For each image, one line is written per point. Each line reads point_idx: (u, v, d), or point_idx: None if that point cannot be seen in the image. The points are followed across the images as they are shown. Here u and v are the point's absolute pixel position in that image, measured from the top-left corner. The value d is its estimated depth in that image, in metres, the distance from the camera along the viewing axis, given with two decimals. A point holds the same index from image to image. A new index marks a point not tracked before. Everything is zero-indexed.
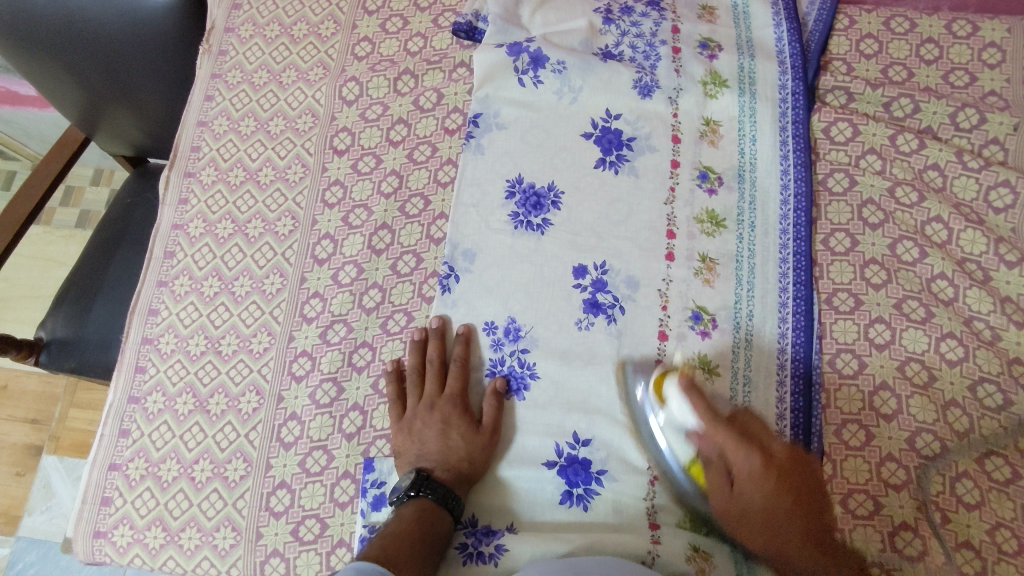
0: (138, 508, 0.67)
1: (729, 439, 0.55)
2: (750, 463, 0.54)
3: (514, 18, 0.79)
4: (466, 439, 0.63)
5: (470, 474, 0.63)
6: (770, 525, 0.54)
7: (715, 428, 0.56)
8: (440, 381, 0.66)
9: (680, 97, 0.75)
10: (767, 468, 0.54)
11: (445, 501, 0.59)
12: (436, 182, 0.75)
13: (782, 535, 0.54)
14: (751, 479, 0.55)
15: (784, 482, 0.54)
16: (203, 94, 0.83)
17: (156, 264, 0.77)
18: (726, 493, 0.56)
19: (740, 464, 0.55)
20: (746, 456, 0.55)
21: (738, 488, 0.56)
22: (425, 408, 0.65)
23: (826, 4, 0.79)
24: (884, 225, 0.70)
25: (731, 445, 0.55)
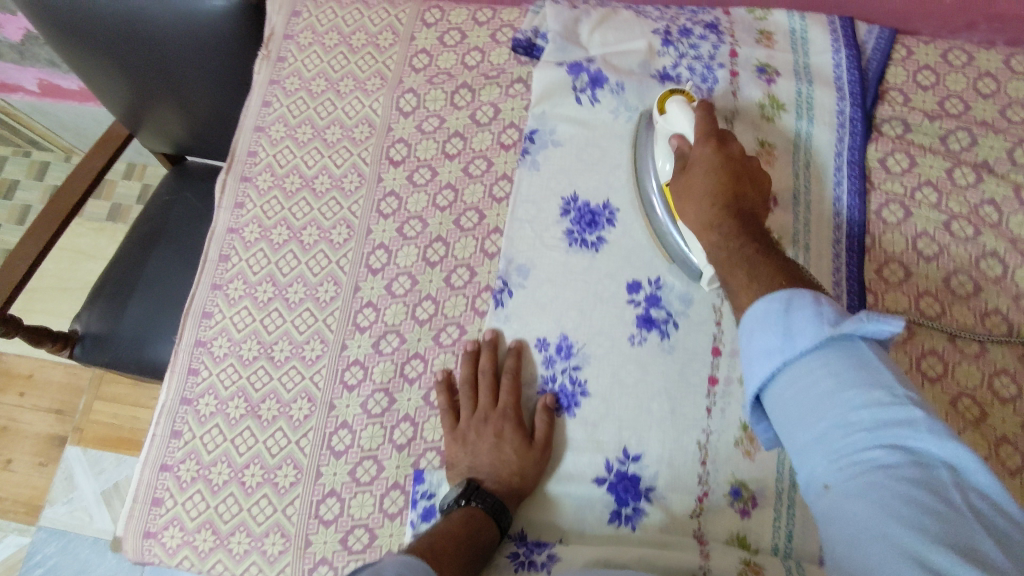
0: (189, 511, 0.67)
1: (702, 118, 0.64)
2: (704, 165, 0.60)
3: (573, 37, 0.79)
4: (518, 453, 0.63)
5: (521, 487, 0.63)
6: (708, 211, 0.59)
7: (700, 122, 0.63)
8: (493, 393, 0.66)
9: (736, 119, 0.75)
10: (721, 168, 0.60)
11: (494, 509, 0.59)
12: (490, 197, 0.76)
13: (720, 233, 0.57)
14: (704, 235, 0.58)
15: (723, 173, 0.60)
16: (261, 99, 0.84)
17: (210, 267, 0.77)
18: (683, 196, 0.61)
19: (698, 178, 0.60)
20: (704, 145, 0.62)
21: (690, 230, 0.61)
22: (479, 419, 0.65)
23: (883, 33, 0.80)
24: (938, 258, 0.70)
25: (700, 137, 0.63)
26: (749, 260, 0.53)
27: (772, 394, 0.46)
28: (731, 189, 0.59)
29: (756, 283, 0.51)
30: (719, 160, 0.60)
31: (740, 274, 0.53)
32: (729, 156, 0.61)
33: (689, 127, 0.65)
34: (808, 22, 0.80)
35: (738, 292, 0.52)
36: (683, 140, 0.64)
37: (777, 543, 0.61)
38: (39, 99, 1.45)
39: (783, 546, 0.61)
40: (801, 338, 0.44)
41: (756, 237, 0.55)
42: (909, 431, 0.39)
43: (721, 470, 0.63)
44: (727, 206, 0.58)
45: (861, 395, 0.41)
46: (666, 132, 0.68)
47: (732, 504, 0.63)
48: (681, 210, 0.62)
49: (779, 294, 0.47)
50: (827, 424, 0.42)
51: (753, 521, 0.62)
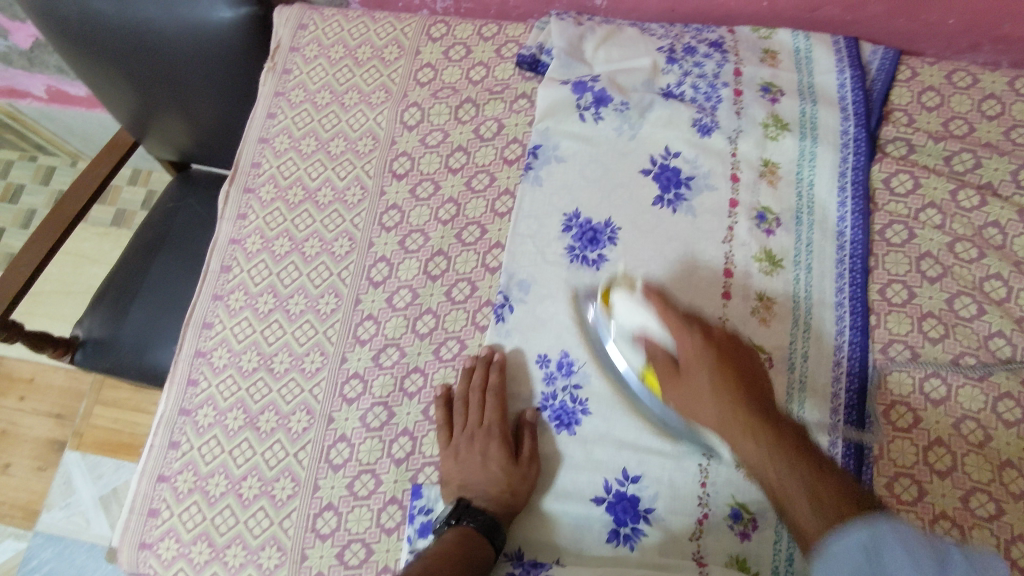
0: (185, 522, 0.67)
1: (673, 320, 0.60)
2: (704, 366, 0.58)
3: (578, 53, 0.79)
4: (506, 470, 0.62)
5: (511, 504, 0.62)
6: (722, 405, 0.57)
7: (663, 312, 0.61)
8: (480, 410, 0.66)
9: (740, 138, 0.76)
10: (720, 365, 0.58)
11: (486, 528, 0.59)
12: (493, 211, 0.76)
13: (754, 431, 0.55)
14: (727, 413, 0.57)
15: (724, 360, 0.58)
16: (266, 111, 0.84)
17: (213, 277, 0.77)
18: (688, 395, 0.59)
19: (699, 381, 0.58)
20: (689, 336, 0.60)
21: (698, 409, 0.59)
22: (469, 436, 0.65)
23: (888, 53, 0.80)
24: (942, 279, 0.69)
25: (675, 327, 0.60)
26: (779, 468, 0.54)
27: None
28: (733, 371, 0.58)
29: (822, 505, 0.51)
30: (713, 344, 0.59)
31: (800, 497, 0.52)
32: (710, 336, 0.60)
33: (654, 321, 0.61)
34: (813, 42, 0.80)
35: (784, 501, 0.54)
36: (654, 344, 0.61)
37: (776, 565, 0.61)
38: (47, 105, 1.46)
39: (783, 569, 0.61)
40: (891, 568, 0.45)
41: (762, 408, 0.57)
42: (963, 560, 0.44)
43: (721, 492, 0.63)
44: (734, 383, 0.58)
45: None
46: (620, 326, 0.64)
47: (732, 527, 0.62)
48: (685, 407, 0.60)
49: (851, 523, 0.49)
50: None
51: (753, 544, 0.61)
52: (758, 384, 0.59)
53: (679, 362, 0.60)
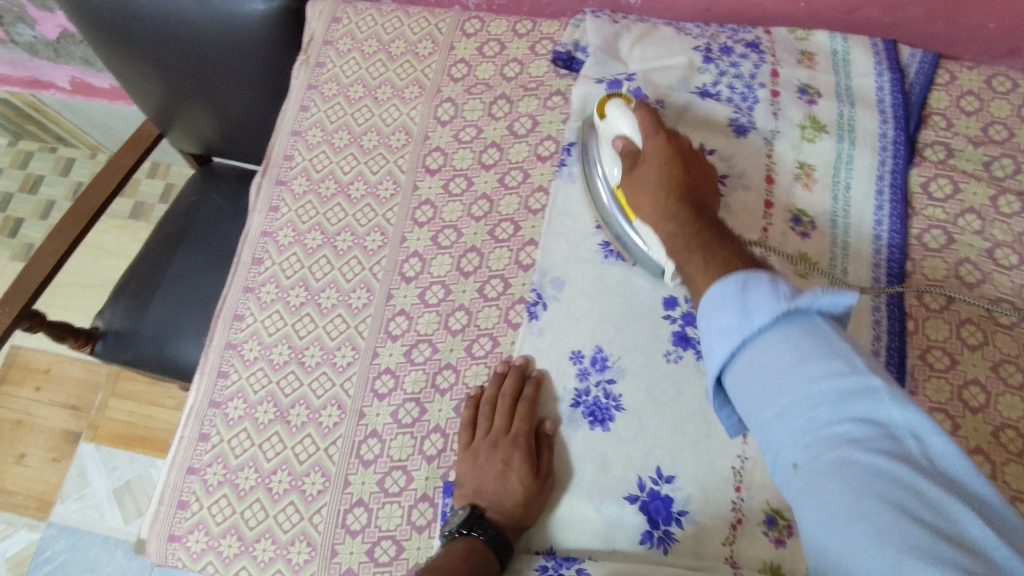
0: (215, 515, 0.67)
1: (644, 117, 0.65)
2: (653, 164, 0.62)
3: (614, 51, 0.79)
4: (524, 485, 0.60)
5: (523, 520, 0.60)
6: (665, 209, 0.59)
7: (638, 112, 0.65)
8: (507, 417, 0.64)
9: (776, 139, 0.75)
10: (669, 162, 0.62)
11: (495, 542, 0.58)
12: (526, 208, 0.75)
13: (673, 213, 0.58)
14: (665, 205, 0.59)
15: (672, 168, 0.61)
16: (299, 103, 0.85)
17: (244, 270, 0.78)
18: (637, 189, 0.62)
19: (648, 174, 0.62)
20: (654, 140, 0.63)
21: (639, 192, 0.62)
22: (490, 442, 0.64)
23: (928, 57, 0.79)
24: (980, 286, 0.69)
25: (636, 179, 0.63)
26: (695, 252, 0.54)
27: (730, 373, 0.46)
28: (677, 175, 0.61)
29: (712, 259, 0.51)
30: (673, 146, 0.63)
31: (699, 255, 0.53)
32: (673, 141, 0.63)
33: (632, 129, 0.65)
34: (851, 44, 0.79)
35: (687, 260, 0.54)
36: (625, 147, 0.65)
37: None
38: (70, 96, 1.46)
39: None
40: (756, 314, 0.44)
41: (707, 222, 0.56)
42: (819, 297, 0.43)
43: (756, 497, 0.60)
44: (675, 184, 0.60)
45: (779, 300, 0.43)
46: (608, 136, 0.68)
47: (767, 533, 0.59)
48: (634, 202, 0.63)
49: (737, 274, 0.47)
50: (759, 342, 0.44)
51: (788, 551, 0.58)
52: (705, 209, 0.58)
53: (639, 158, 0.64)
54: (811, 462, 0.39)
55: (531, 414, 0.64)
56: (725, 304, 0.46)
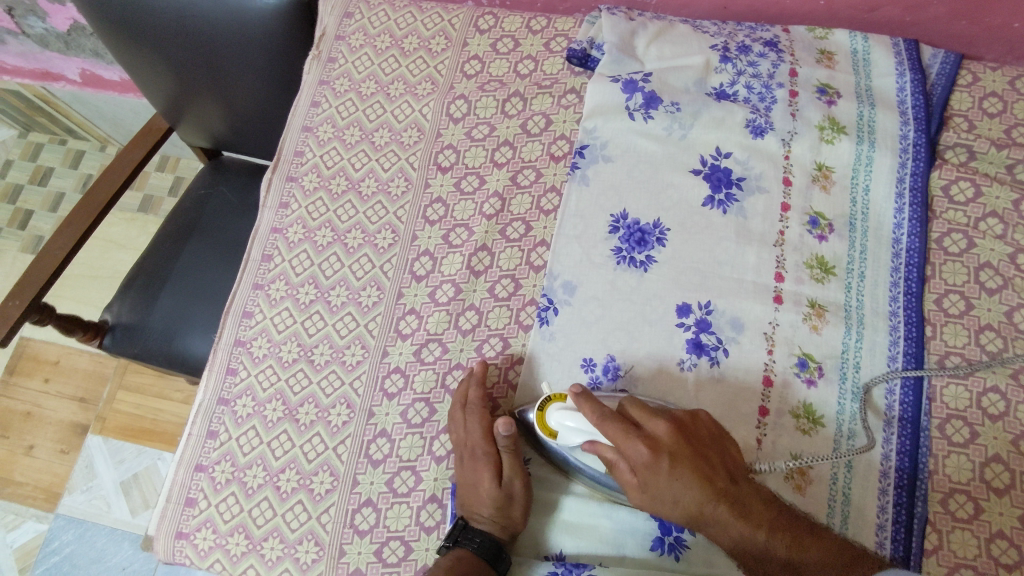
0: (222, 513, 0.67)
1: (616, 430, 0.55)
2: (661, 479, 0.54)
3: (629, 49, 0.78)
4: (492, 489, 0.59)
5: (510, 521, 0.59)
6: (698, 496, 0.54)
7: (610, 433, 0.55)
8: (466, 428, 0.63)
9: (794, 141, 0.73)
10: (684, 473, 0.54)
11: (483, 548, 0.57)
12: (538, 208, 0.75)
13: (719, 522, 0.55)
14: (698, 505, 0.55)
15: (681, 459, 0.55)
16: (311, 99, 0.84)
17: (253, 266, 0.77)
18: (648, 488, 0.55)
19: (667, 487, 0.54)
20: (636, 447, 0.55)
21: (651, 487, 0.55)
22: (458, 455, 0.63)
23: (950, 57, 0.78)
24: (1002, 291, 0.67)
25: (644, 487, 0.55)
26: (757, 541, 0.54)
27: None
28: (689, 465, 0.55)
29: (757, 523, 0.54)
30: (664, 450, 0.55)
31: (783, 567, 0.54)
32: (662, 446, 0.55)
33: (595, 452, 0.57)
34: (871, 43, 0.78)
35: (740, 537, 0.55)
36: (607, 457, 0.56)
37: None
38: (80, 88, 1.46)
39: None
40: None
41: (760, 496, 0.56)
42: None
43: None
44: (692, 475, 0.55)
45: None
46: (561, 445, 0.59)
47: None
48: (645, 502, 0.55)
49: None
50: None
51: None
52: (729, 469, 0.56)
53: (636, 468, 0.55)
54: None
55: (486, 421, 0.62)
56: None
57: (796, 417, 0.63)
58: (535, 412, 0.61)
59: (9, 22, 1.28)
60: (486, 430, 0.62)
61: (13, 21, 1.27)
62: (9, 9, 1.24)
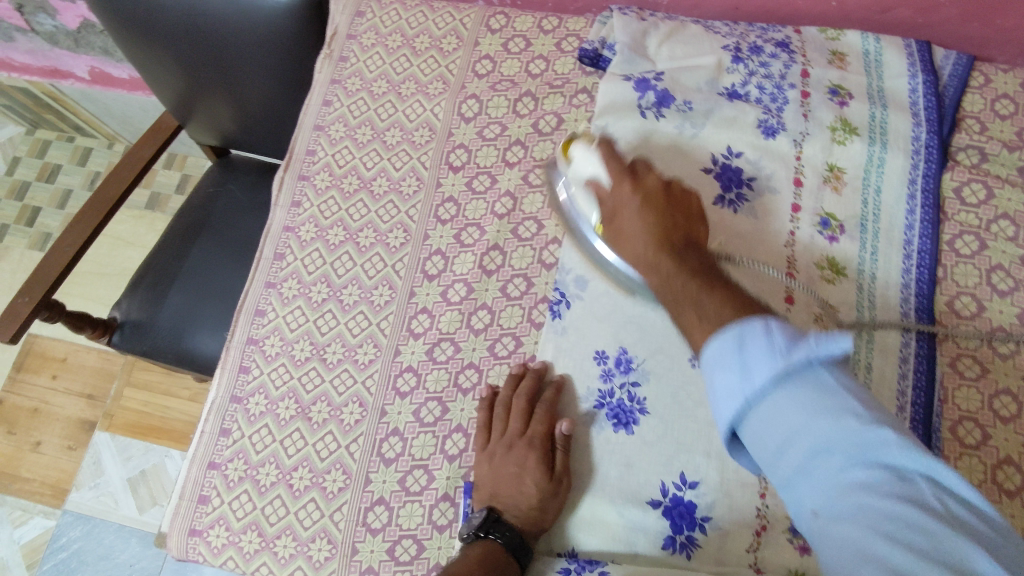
0: (235, 511, 0.67)
1: (615, 167, 0.62)
2: (631, 205, 0.59)
3: (641, 49, 0.78)
4: (539, 488, 0.60)
5: (541, 523, 0.60)
6: (651, 261, 0.56)
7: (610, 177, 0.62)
8: (523, 420, 0.63)
9: (806, 141, 0.73)
10: (652, 236, 0.57)
11: (512, 544, 0.57)
12: (550, 207, 0.75)
13: (661, 266, 0.54)
14: (648, 259, 0.56)
15: (658, 224, 0.57)
16: (322, 98, 0.85)
17: (266, 265, 0.77)
18: (618, 235, 0.60)
19: (630, 212, 0.59)
20: (621, 187, 0.60)
21: (625, 228, 0.59)
22: (506, 445, 0.63)
23: (962, 59, 0.78)
24: (1014, 293, 0.67)
25: (613, 203, 0.61)
26: (685, 284, 0.51)
27: (745, 430, 0.43)
28: (659, 224, 0.57)
29: (704, 303, 0.48)
30: (655, 238, 0.56)
31: (689, 307, 0.49)
32: (659, 209, 0.58)
33: (600, 170, 0.63)
34: (883, 45, 0.78)
35: (691, 326, 0.49)
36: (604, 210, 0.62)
37: None
38: (89, 86, 1.46)
39: None
40: (763, 380, 0.41)
41: (693, 262, 0.54)
42: (812, 343, 0.41)
43: (781, 504, 0.59)
44: (656, 220, 0.57)
45: (778, 355, 0.41)
46: (574, 179, 0.67)
47: (791, 541, 0.58)
48: (616, 231, 0.60)
49: (728, 325, 0.45)
50: (764, 402, 0.41)
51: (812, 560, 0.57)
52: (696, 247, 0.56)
53: (610, 203, 0.61)
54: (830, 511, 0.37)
55: (549, 417, 0.63)
56: (724, 361, 0.43)
57: None
58: (563, 160, 0.69)
59: (19, 20, 1.29)
60: (548, 427, 0.63)
61: (23, 18, 1.28)
62: (20, 7, 1.25)
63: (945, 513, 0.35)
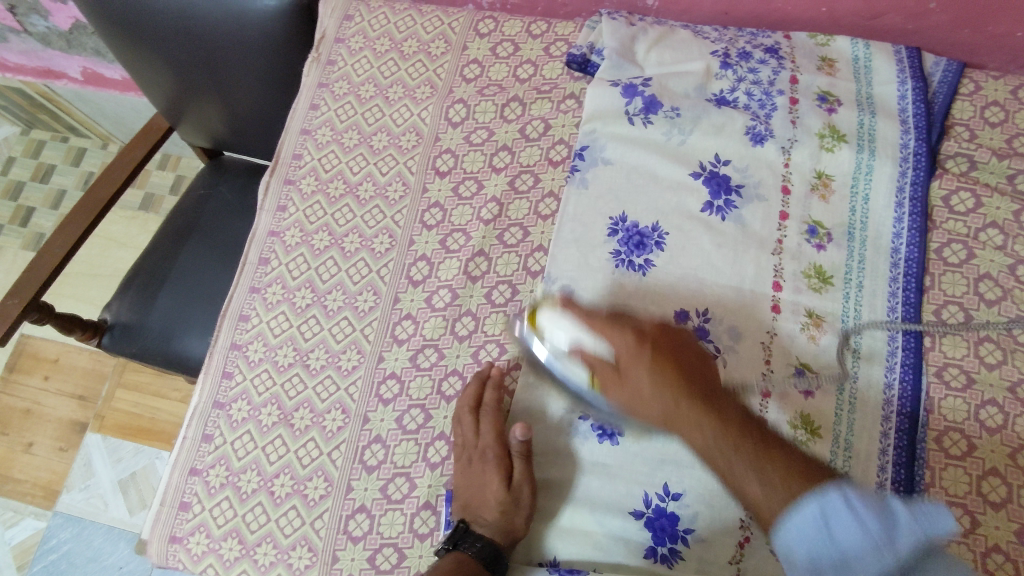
0: (216, 517, 0.67)
1: (600, 322, 0.60)
2: (645, 375, 0.57)
3: (629, 54, 0.78)
4: (502, 494, 0.59)
5: (513, 529, 0.59)
6: (690, 418, 0.55)
7: (602, 328, 0.59)
8: (476, 431, 0.63)
9: (794, 148, 0.72)
10: (662, 370, 0.57)
11: (483, 554, 0.57)
12: (536, 214, 0.74)
13: (704, 424, 0.54)
14: (671, 413, 0.56)
15: (667, 361, 0.57)
16: (310, 102, 0.85)
17: (250, 269, 0.77)
18: (636, 401, 0.57)
19: (640, 381, 0.57)
20: (621, 336, 0.58)
21: (644, 400, 0.57)
22: (465, 457, 0.63)
23: (952, 66, 0.77)
24: (1001, 302, 0.66)
25: (605, 330, 0.59)
26: (738, 460, 0.53)
27: (783, 539, 0.51)
28: (671, 360, 0.57)
29: (768, 474, 0.52)
30: (643, 339, 0.58)
31: (751, 479, 0.52)
32: (642, 335, 0.59)
33: (578, 330, 0.60)
34: (873, 51, 0.78)
35: (754, 499, 0.52)
36: (592, 359, 0.59)
37: None
38: (82, 87, 1.46)
39: None
40: (842, 533, 0.48)
41: (732, 416, 0.55)
42: (913, 518, 0.47)
43: None
44: (673, 375, 0.57)
45: (859, 519, 0.48)
46: (546, 360, 0.62)
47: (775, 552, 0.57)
48: (631, 405, 0.58)
49: (803, 495, 0.50)
50: (841, 511, 0.48)
51: None
52: (703, 380, 0.57)
53: (615, 365, 0.58)
54: None
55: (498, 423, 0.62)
56: (806, 525, 0.49)
57: (793, 429, 0.62)
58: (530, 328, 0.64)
59: (11, 20, 1.28)
60: (501, 432, 0.62)
61: (15, 19, 1.28)
62: (12, 7, 1.25)
63: None
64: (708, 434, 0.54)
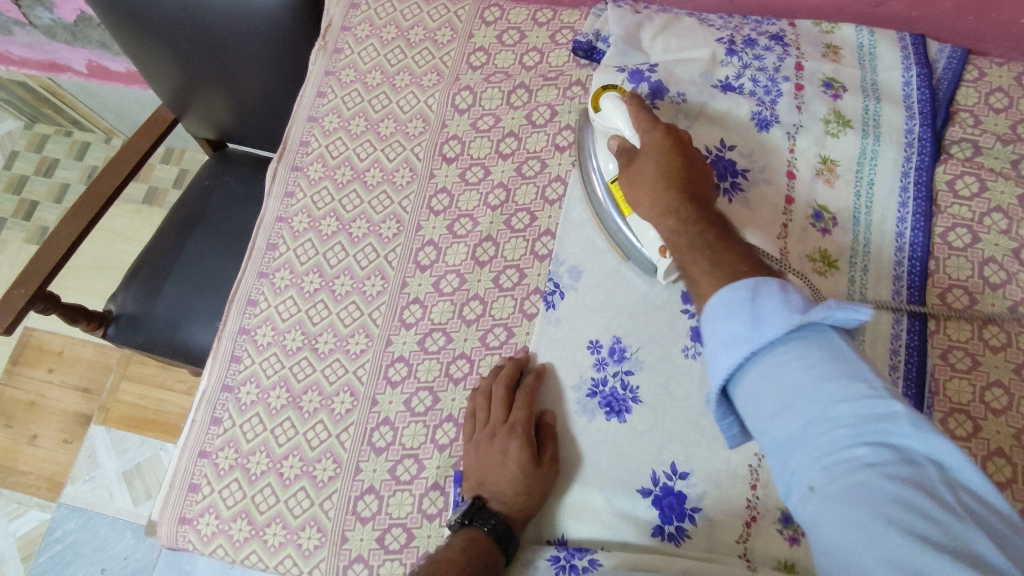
0: (225, 499, 0.67)
1: (643, 116, 0.62)
2: (652, 154, 0.59)
3: (635, 41, 0.78)
4: (525, 474, 0.59)
5: (527, 511, 0.59)
6: (667, 208, 0.56)
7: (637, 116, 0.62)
8: (505, 408, 0.63)
9: (799, 134, 0.73)
10: (670, 155, 0.59)
11: (497, 534, 0.57)
12: (543, 199, 0.75)
13: (680, 220, 0.54)
14: (663, 209, 0.56)
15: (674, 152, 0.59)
16: (317, 90, 0.85)
17: (259, 255, 0.78)
18: (637, 184, 0.59)
19: (647, 165, 0.59)
20: (653, 132, 0.60)
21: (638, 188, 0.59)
22: (489, 433, 0.63)
23: (956, 52, 0.78)
24: (1006, 286, 0.66)
25: (643, 126, 0.61)
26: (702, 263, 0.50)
27: (739, 385, 0.43)
28: (677, 164, 0.58)
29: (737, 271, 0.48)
30: (670, 138, 0.59)
31: (714, 257, 0.50)
32: (672, 133, 0.60)
33: (623, 119, 0.63)
34: (877, 38, 0.78)
35: (700, 279, 0.50)
36: (624, 141, 0.63)
37: None
38: (86, 80, 1.46)
39: None
40: (770, 329, 0.41)
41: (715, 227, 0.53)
42: (832, 307, 0.40)
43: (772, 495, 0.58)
44: (673, 193, 0.57)
45: (791, 310, 0.41)
46: (601, 130, 0.66)
47: (781, 531, 0.57)
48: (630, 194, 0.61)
49: (743, 277, 0.46)
50: (770, 359, 0.41)
51: (802, 550, 0.56)
52: (703, 198, 0.57)
53: (635, 151, 0.61)
54: (827, 484, 0.37)
55: (530, 404, 0.63)
56: (732, 339, 0.43)
57: None
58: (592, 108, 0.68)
59: (16, 13, 1.29)
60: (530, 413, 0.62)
61: (20, 12, 1.28)
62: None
63: (959, 508, 0.33)
64: (688, 227, 0.54)
